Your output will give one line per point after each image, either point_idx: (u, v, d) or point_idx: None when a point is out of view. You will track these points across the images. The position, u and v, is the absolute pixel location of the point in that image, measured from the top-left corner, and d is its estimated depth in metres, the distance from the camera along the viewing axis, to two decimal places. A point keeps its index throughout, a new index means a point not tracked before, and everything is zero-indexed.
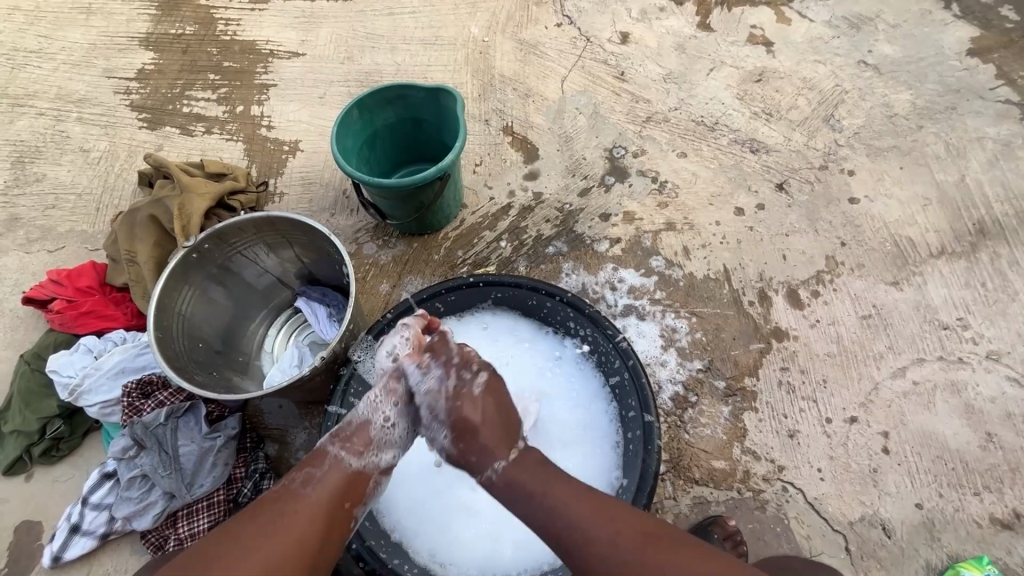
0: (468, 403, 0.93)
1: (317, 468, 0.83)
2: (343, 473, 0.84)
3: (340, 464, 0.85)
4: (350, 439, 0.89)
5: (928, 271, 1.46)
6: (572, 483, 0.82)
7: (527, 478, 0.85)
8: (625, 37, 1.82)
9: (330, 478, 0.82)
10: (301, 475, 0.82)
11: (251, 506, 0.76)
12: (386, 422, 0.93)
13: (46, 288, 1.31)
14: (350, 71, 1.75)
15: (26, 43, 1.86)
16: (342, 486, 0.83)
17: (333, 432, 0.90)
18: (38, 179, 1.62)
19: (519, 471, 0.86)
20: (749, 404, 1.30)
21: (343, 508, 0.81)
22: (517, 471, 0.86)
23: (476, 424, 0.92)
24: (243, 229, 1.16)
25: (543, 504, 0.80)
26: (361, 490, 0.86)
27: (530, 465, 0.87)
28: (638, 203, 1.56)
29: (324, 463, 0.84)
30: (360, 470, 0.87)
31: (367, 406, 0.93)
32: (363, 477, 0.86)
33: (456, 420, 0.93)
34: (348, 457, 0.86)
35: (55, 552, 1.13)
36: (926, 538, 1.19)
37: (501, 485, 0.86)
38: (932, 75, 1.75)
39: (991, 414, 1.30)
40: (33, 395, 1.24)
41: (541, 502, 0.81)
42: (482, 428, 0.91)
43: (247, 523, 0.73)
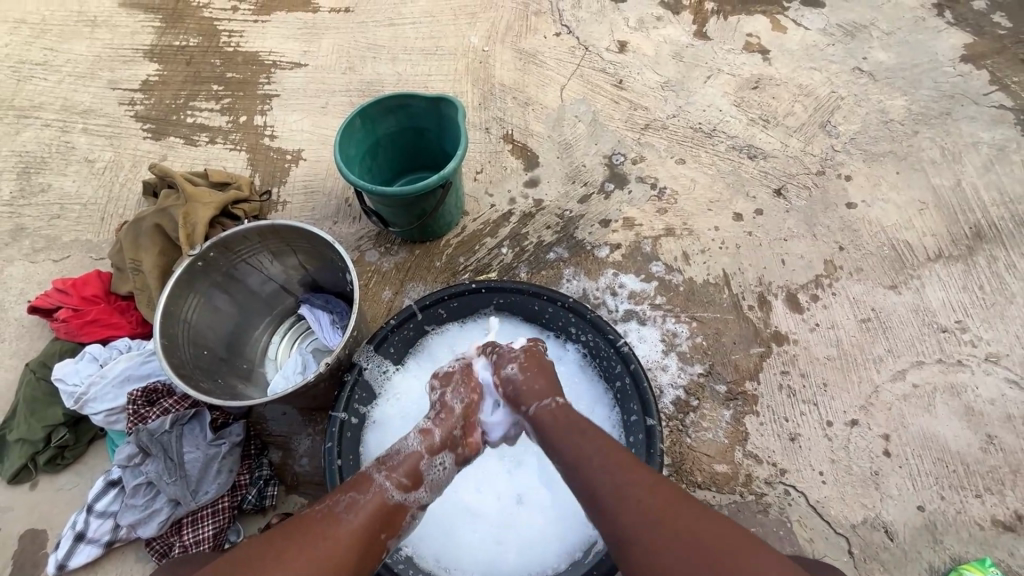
0: (537, 353, 1.06)
1: (361, 493, 0.80)
2: (385, 504, 0.81)
3: (384, 494, 0.82)
4: (397, 471, 0.86)
5: (926, 274, 1.47)
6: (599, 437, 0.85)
7: (565, 428, 0.89)
8: (623, 45, 1.84)
9: (372, 507, 0.79)
10: (345, 499, 0.79)
11: (293, 521, 0.74)
12: (438, 464, 0.92)
13: (52, 297, 1.32)
14: (352, 81, 1.77)
15: (32, 56, 1.88)
16: (382, 517, 0.80)
17: (379, 461, 0.88)
18: (44, 190, 1.64)
19: (564, 417, 0.91)
20: (751, 407, 1.31)
21: (379, 539, 0.78)
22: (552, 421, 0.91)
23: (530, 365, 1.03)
24: (247, 237, 1.17)
25: (580, 452, 0.83)
26: (398, 523, 0.83)
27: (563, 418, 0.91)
28: (638, 209, 1.57)
29: (368, 490, 0.81)
30: (402, 503, 0.84)
31: (420, 444, 0.92)
32: (403, 512, 0.84)
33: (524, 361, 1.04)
34: (393, 490, 0.84)
35: (60, 560, 1.13)
36: (928, 540, 1.19)
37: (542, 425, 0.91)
38: (926, 81, 1.77)
39: (991, 416, 1.31)
40: (38, 403, 1.24)
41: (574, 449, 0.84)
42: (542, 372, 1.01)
43: (287, 543, 0.71)
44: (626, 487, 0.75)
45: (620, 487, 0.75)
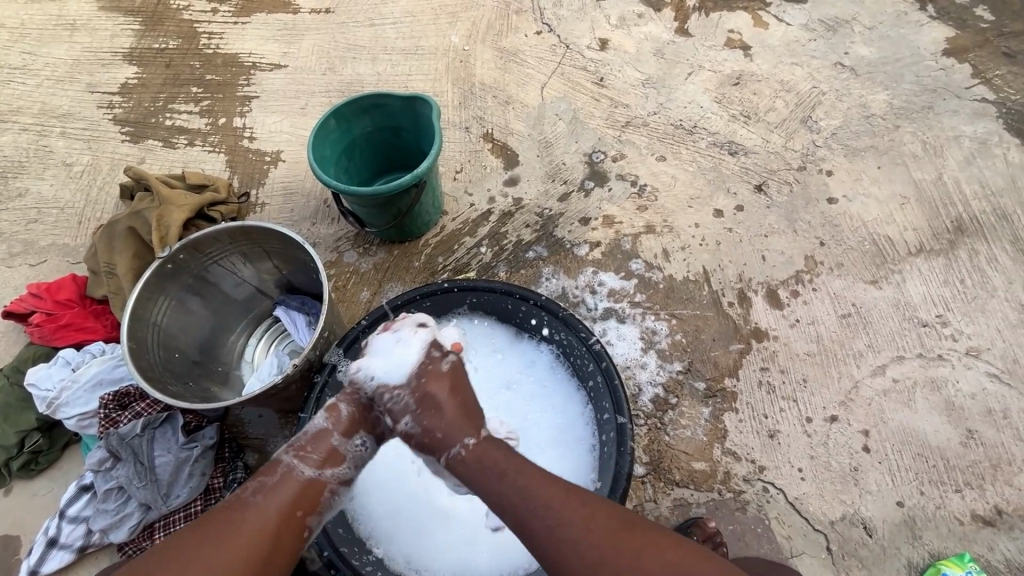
0: (434, 377, 0.93)
1: (269, 476, 0.82)
2: (295, 482, 0.82)
3: (293, 473, 0.83)
4: (307, 449, 0.86)
5: (907, 268, 1.47)
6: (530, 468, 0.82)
7: (500, 465, 0.83)
8: (604, 43, 1.84)
9: (280, 488, 0.81)
10: (254, 484, 0.81)
11: (201, 514, 0.76)
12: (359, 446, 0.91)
13: (26, 301, 1.31)
14: (331, 82, 1.77)
15: (11, 60, 1.87)
16: (295, 496, 0.81)
17: (290, 442, 0.88)
18: (21, 194, 1.63)
19: (491, 456, 0.84)
20: (730, 404, 1.30)
21: (292, 519, 0.79)
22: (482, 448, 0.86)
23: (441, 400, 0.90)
24: (218, 239, 1.16)
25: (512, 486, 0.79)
26: (316, 499, 0.83)
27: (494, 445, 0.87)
28: (617, 207, 1.57)
29: (276, 471, 0.82)
30: (316, 477, 0.84)
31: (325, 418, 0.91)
32: (319, 485, 0.84)
33: (422, 398, 0.91)
34: (303, 467, 0.84)
35: (32, 566, 1.12)
36: (907, 535, 1.18)
37: (468, 467, 0.84)
38: (908, 75, 1.77)
39: (971, 410, 1.30)
40: (11, 408, 1.24)
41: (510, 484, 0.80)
42: (446, 407, 0.90)
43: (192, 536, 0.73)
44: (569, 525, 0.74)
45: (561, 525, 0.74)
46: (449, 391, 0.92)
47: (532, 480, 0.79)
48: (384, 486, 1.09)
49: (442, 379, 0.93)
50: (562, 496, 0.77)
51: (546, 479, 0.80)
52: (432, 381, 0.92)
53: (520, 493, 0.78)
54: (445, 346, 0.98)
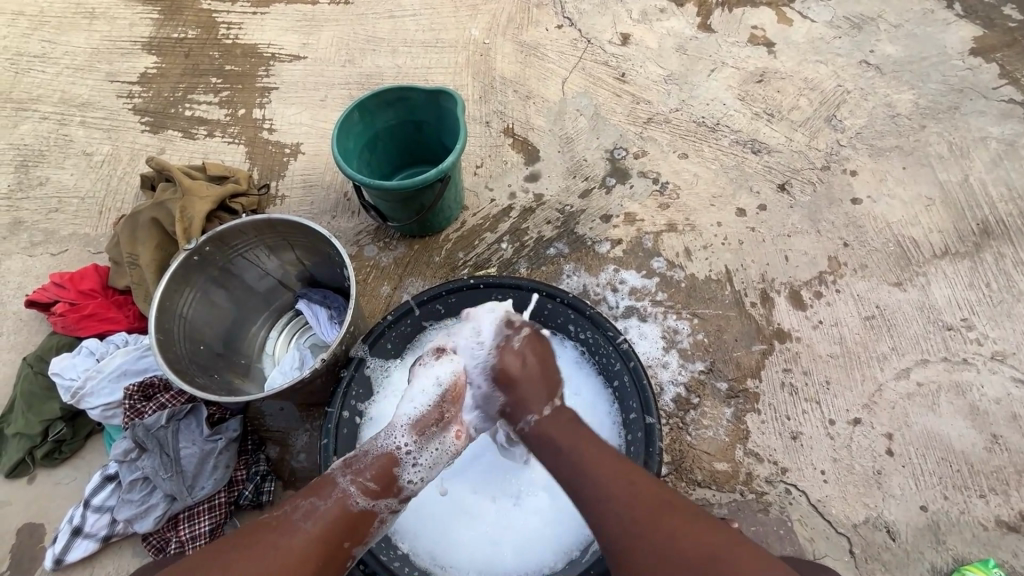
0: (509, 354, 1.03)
1: (322, 499, 0.83)
2: (346, 510, 0.84)
3: (346, 501, 0.85)
4: (362, 472, 0.89)
5: (932, 271, 1.45)
6: (591, 440, 0.90)
7: (557, 433, 0.93)
8: (625, 38, 1.81)
9: (330, 515, 0.82)
10: (305, 505, 0.82)
11: (249, 530, 0.78)
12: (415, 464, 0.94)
13: (49, 291, 1.32)
14: (350, 74, 1.75)
15: (30, 48, 1.87)
16: (345, 525, 0.83)
17: (347, 463, 0.90)
18: (42, 183, 1.63)
19: (551, 426, 0.94)
20: (752, 405, 1.29)
21: (340, 548, 0.81)
22: (548, 424, 0.95)
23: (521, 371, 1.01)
24: (243, 231, 1.16)
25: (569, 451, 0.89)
26: (363, 530, 0.86)
27: (561, 421, 0.95)
28: (639, 204, 1.55)
29: (331, 495, 0.84)
30: (367, 509, 0.86)
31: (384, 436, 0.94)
32: (369, 517, 0.86)
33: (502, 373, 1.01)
34: (357, 497, 0.86)
35: (57, 555, 1.13)
36: (931, 540, 1.18)
37: (533, 438, 0.95)
38: (934, 74, 1.74)
39: (996, 415, 1.29)
40: (36, 398, 1.24)
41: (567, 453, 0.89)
42: (521, 382, 0.99)
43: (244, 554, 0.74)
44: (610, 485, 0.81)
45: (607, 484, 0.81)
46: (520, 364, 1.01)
47: (585, 445, 0.88)
48: None
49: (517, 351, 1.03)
50: (609, 462, 0.85)
51: (599, 448, 0.88)
52: (510, 357, 1.02)
53: (574, 458, 0.87)
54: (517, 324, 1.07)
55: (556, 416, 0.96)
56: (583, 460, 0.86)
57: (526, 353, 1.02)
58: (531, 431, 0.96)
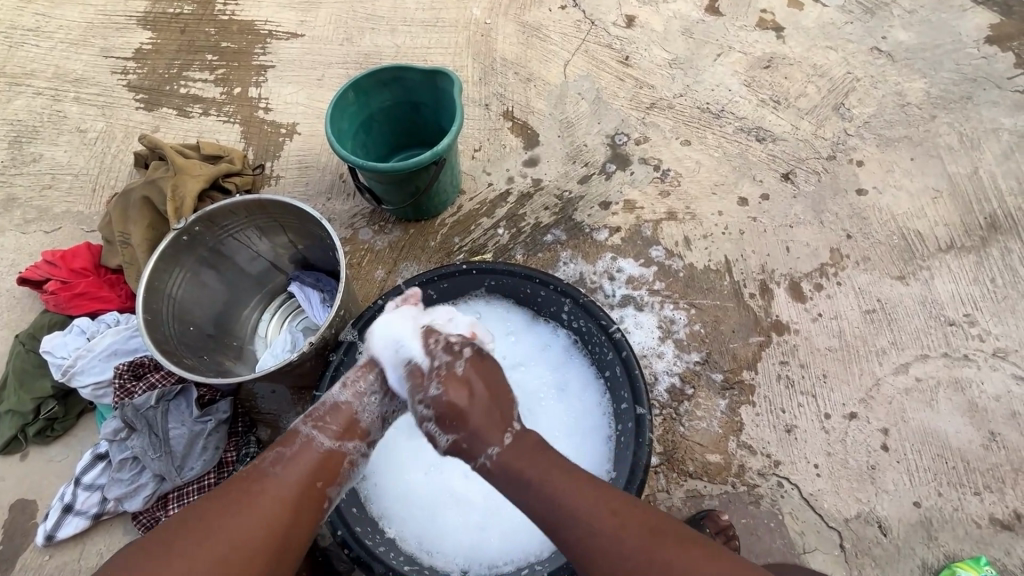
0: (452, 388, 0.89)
1: (287, 447, 0.84)
2: (314, 453, 0.84)
3: (312, 444, 0.85)
4: (323, 419, 0.88)
5: (936, 265, 1.42)
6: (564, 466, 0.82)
7: (528, 462, 0.83)
8: (630, 20, 1.77)
9: (299, 459, 0.83)
10: (272, 455, 0.83)
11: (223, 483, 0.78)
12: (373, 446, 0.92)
13: (41, 269, 1.30)
14: (349, 53, 1.72)
15: (24, 21, 1.84)
16: (315, 465, 0.83)
17: (307, 413, 0.90)
18: (35, 160, 1.61)
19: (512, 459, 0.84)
20: (747, 397, 1.28)
21: (314, 488, 0.82)
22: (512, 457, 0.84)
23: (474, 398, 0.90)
24: (234, 212, 1.15)
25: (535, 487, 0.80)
26: (336, 469, 0.86)
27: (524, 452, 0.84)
28: (639, 191, 1.53)
29: (295, 442, 0.85)
30: (336, 449, 0.87)
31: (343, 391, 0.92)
32: (339, 456, 0.86)
33: (441, 408, 0.89)
34: (321, 437, 0.86)
35: (48, 531, 1.14)
36: (923, 536, 1.17)
37: (496, 471, 0.85)
38: (948, 63, 1.69)
39: (995, 413, 1.27)
40: (28, 374, 1.24)
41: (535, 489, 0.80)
42: (470, 412, 0.88)
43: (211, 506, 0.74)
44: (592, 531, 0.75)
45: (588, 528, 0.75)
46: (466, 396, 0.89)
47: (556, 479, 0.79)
48: (398, 464, 1.11)
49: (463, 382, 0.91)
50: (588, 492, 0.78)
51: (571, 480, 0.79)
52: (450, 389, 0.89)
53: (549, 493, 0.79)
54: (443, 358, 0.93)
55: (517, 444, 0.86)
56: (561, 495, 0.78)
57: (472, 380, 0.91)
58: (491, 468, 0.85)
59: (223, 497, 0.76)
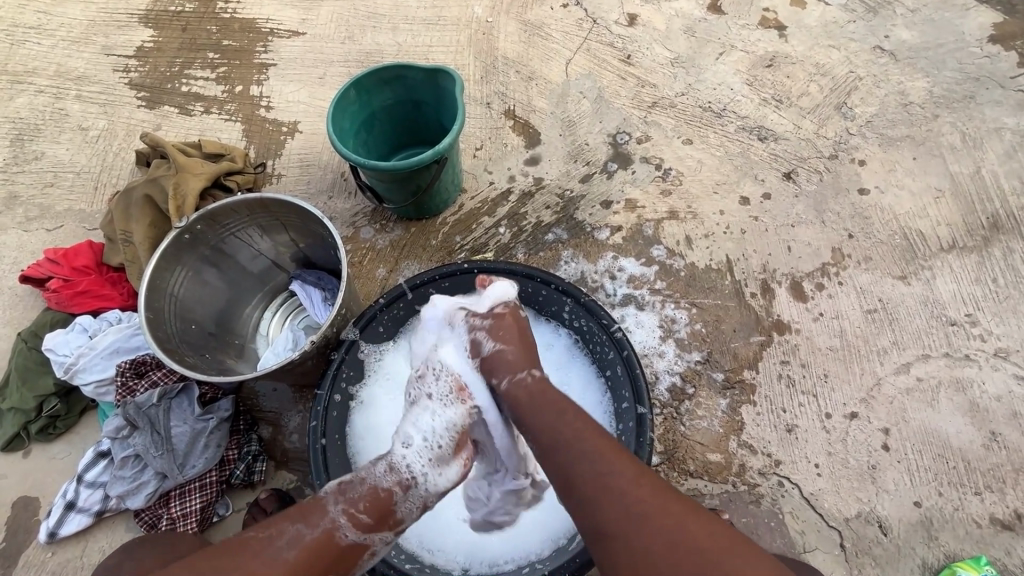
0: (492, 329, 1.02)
1: (311, 527, 0.78)
2: (335, 543, 0.79)
3: (337, 534, 0.79)
4: (357, 503, 0.83)
5: (938, 265, 1.42)
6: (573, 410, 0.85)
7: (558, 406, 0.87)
8: (632, 19, 1.76)
9: (321, 547, 0.77)
10: (292, 531, 0.77)
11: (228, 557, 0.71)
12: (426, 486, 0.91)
13: (43, 267, 1.31)
14: (350, 51, 1.72)
15: (26, 19, 1.84)
16: (333, 558, 0.78)
17: (339, 489, 0.85)
18: (37, 158, 1.61)
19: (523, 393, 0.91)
20: (747, 397, 1.28)
21: None
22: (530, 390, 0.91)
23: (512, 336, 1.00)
24: (236, 210, 1.15)
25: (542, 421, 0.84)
26: (347, 563, 0.81)
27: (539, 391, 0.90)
28: (640, 190, 1.53)
29: (320, 524, 0.79)
30: (360, 542, 0.82)
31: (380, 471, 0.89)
32: (360, 551, 0.82)
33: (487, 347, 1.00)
34: (348, 530, 0.81)
35: (51, 528, 1.14)
36: (923, 536, 1.17)
37: (523, 394, 0.90)
38: (950, 62, 1.68)
39: (996, 413, 1.27)
40: (29, 372, 1.24)
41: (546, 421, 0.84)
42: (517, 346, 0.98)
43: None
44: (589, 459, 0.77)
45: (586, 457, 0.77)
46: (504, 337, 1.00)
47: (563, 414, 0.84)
48: None
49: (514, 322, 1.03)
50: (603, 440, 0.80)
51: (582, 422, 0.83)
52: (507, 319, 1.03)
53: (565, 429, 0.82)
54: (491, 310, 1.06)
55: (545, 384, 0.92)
56: (576, 433, 0.81)
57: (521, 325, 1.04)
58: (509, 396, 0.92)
59: (233, 573, 0.70)
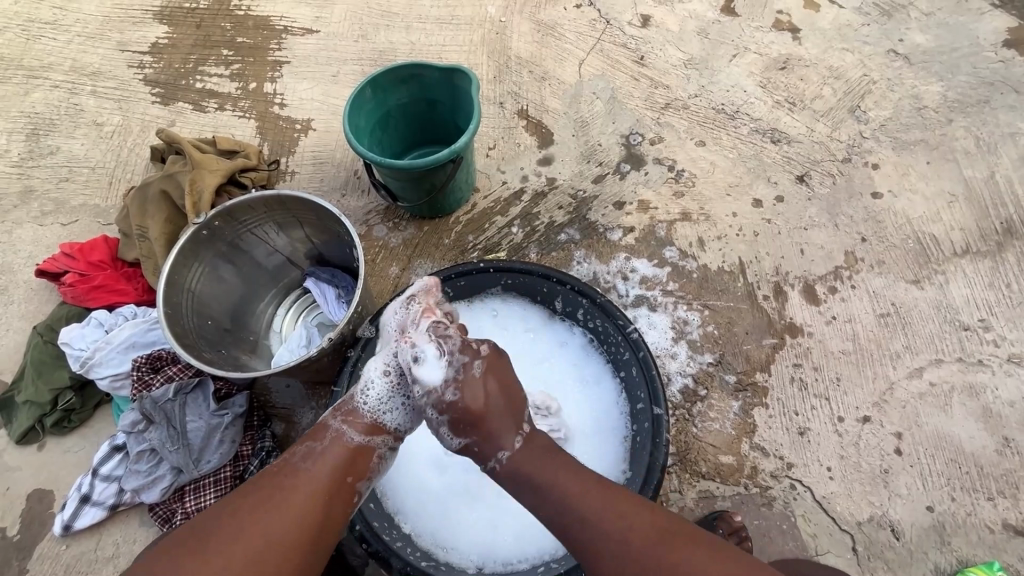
0: (468, 386, 0.88)
1: (317, 442, 0.85)
2: (343, 447, 0.85)
3: (341, 439, 0.86)
4: (353, 415, 0.89)
5: (951, 269, 1.42)
6: (567, 468, 0.84)
7: (534, 468, 0.84)
8: (645, 20, 1.76)
9: (329, 455, 0.83)
10: (302, 449, 0.84)
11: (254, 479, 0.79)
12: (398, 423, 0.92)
13: (59, 261, 1.32)
14: (364, 49, 1.72)
15: (42, 14, 1.85)
16: (345, 460, 0.84)
17: (337, 407, 0.91)
18: (52, 153, 1.62)
19: (523, 461, 0.85)
20: (760, 400, 1.28)
21: (344, 483, 0.83)
22: (522, 458, 0.85)
23: (484, 403, 0.88)
24: (253, 207, 1.15)
25: (544, 495, 0.81)
26: (364, 465, 0.87)
27: (535, 450, 0.86)
28: (653, 191, 1.52)
29: (325, 437, 0.86)
30: (364, 444, 0.87)
31: (364, 383, 0.93)
32: (367, 453, 0.87)
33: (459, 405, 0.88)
34: (351, 433, 0.87)
35: (65, 521, 1.15)
36: (936, 541, 1.17)
37: (504, 474, 0.86)
38: (965, 66, 1.68)
39: (1009, 418, 1.27)
40: (45, 366, 1.25)
41: (547, 494, 0.81)
42: (487, 416, 0.87)
43: (243, 502, 0.75)
44: (602, 526, 0.77)
45: (596, 522, 0.77)
46: (483, 400, 0.88)
47: (561, 480, 0.82)
48: (415, 461, 1.12)
49: (479, 379, 0.89)
50: (596, 493, 0.80)
51: (579, 481, 0.81)
52: (470, 392, 0.88)
53: (557, 498, 0.80)
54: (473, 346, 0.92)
55: (529, 446, 0.87)
56: (569, 500, 0.79)
57: (488, 382, 0.90)
58: (501, 470, 0.86)
59: (259, 492, 0.77)
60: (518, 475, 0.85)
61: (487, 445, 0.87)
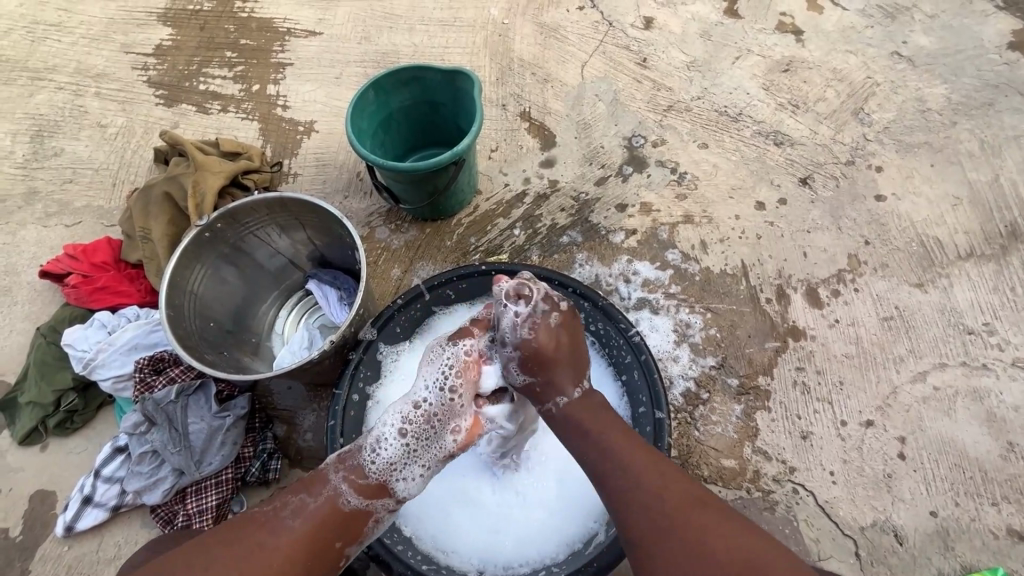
0: (542, 331, 0.93)
1: (313, 496, 0.85)
2: (337, 508, 0.85)
3: (337, 498, 0.86)
4: (356, 473, 0.89)
5: (955, 273, 1.41)
6: (616, 425, 0.87)
7: (586, 419, 0.89)
8: (648, 22, 1.76)
9: (321, 512, 0.83)
10: (295, 502, 0.83)
11: (241, 521, 0.80)
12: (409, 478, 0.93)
13: (62, 263, 1.32)
14: (367, 51, 1.72)
15: (46, 16, 1.86)
16: (337, 521, 0.84)
17: (339, 459, 0.91)
18: (56, 154, 1.63)
19: (578, 411, 0.90)
20: (762, 403, 1.28)
21: (331, 547, 0.83)
22: (579, 408, 0.90)
23: (553, 354, 0.92)
24: (255, 209, 1.16)
25: (589, 442, 0.85)
26: (355, 529, 0.87)
27: (592, 406, 0.90)
28: (656, 194, 1.52)
29: (321, 492, 0.85)
30: (360, 508, 0.87)
31: (372, 438, 0.92)
32: (362, 517, 0.87)
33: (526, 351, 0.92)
34: (349, 494, 0.87)
35: (68, 522, 1.15)
36: (939, 546, 1.16)
37: (558, 419, 0.91)
38: (969, 68, 1.67)
39: (1014, 423, 1.26)
40: (48, 367, 1.25)
41: (592, 444, 0.85)
42: (555, 365, 0.92)
43: (233, 548, 0.76)
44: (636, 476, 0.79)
45: (632, 474, 0.79)
46: (555, 345, 0.93)
47: (608, 432, 0.85)
48: None
49: (552, 333, 0.94)
50: (636, 453, 0.82)
51: (623, 437, 0.84)
52: (544, 336, 0.93)
53: (599, 450, 0.84)
54: (556, 300, 0.97)
55: (585, 400, 0.91)
56: (610, 448, 0.83)
57: (560, 336, 0.94)
58: (557, 413, 0.91)
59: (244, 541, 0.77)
60: (569, 422, 0.90)
61: (548, 388, 0.92)
